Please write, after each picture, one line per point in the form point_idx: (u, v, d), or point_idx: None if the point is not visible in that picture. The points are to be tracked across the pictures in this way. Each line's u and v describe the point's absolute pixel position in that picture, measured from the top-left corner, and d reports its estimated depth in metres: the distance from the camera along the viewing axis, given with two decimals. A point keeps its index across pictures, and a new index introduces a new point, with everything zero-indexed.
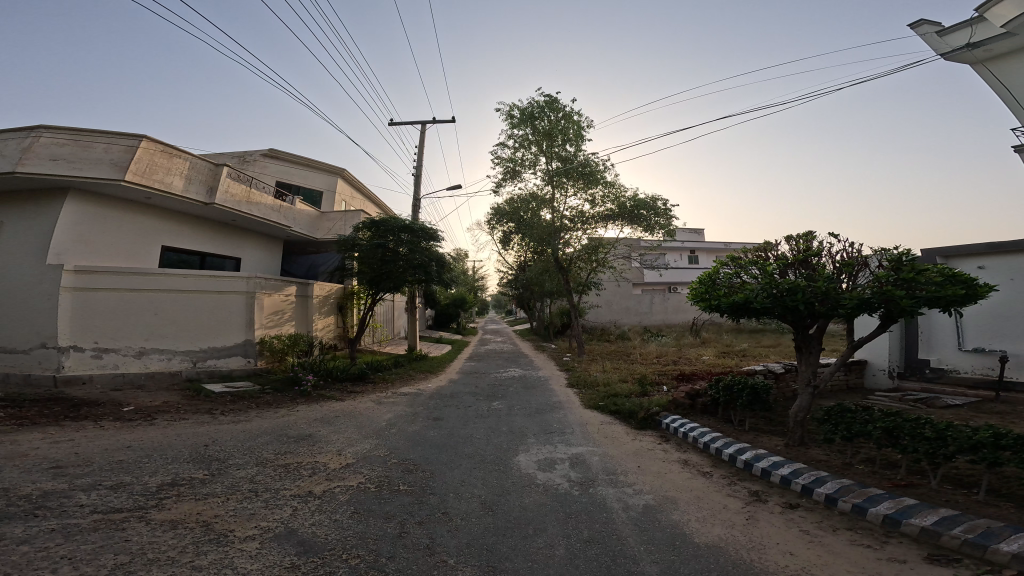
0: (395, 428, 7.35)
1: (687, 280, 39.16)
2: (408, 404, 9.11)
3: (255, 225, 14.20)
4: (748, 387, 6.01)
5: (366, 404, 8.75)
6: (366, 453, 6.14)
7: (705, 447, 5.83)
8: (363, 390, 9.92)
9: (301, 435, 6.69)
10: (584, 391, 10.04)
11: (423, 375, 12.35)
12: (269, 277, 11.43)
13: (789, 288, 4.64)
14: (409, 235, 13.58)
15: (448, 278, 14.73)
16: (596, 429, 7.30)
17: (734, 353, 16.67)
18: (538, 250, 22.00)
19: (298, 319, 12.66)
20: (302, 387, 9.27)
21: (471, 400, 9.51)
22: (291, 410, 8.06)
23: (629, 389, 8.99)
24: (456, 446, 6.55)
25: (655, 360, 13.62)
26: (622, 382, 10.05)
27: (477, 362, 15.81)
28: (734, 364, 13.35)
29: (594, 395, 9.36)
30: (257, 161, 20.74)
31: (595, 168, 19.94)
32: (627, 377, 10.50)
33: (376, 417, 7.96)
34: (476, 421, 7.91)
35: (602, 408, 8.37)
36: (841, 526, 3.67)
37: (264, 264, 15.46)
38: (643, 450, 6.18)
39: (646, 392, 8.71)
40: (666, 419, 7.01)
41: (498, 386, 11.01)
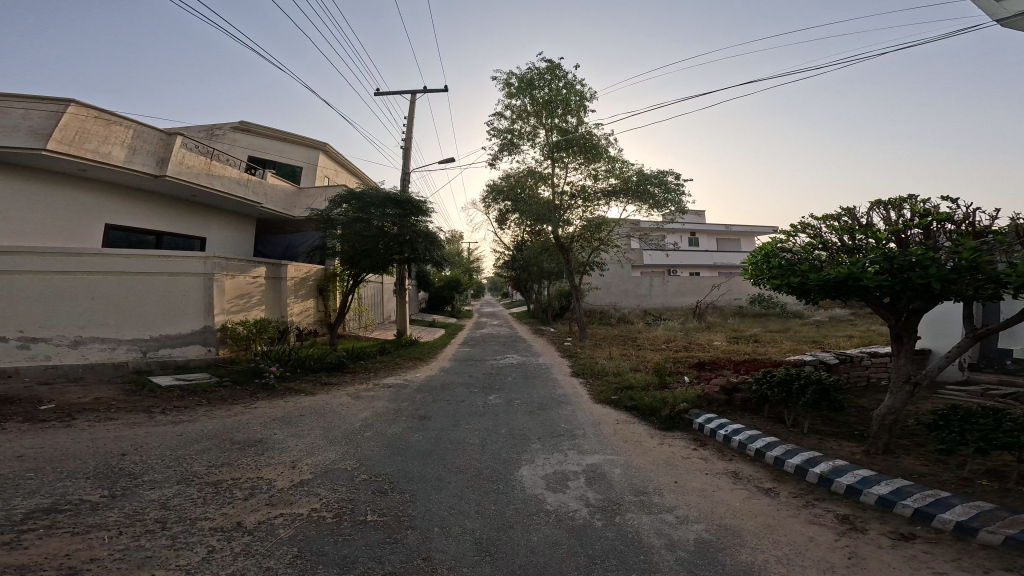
0: (372, 431, 6.16)
1: (687, 262, 38.10)
2: (391, 398, 7.92)
3: (220, 201, 12.65)
4: (813, 384, 4.86)
5: (341, 399, 7.54)
6: (329, 465, 4.95)
7: (757, 455, 4.78)
8: (341, 381, 8.72)
9: (253, 441, 5.47)
10: (591, 382, 8.93)
11: (411, 362, 11.16)
12: (232, 258, 10.02)
13: (918, 261, 3.51)
14: (394, 210, 12.04)
15: (440, 258, 13.39)
16: (611, 430, 6.17)
17: (745, 338, 15.68)
18: (536, 230, 20.62)
19: (268, 302, 11.31)
20: (265, 379, 8.03)
21: (463, 394, 8.32)
22: (248, 406, 6.83)
23: (644, 381, 7.88)
24: (447, 454, 5.41)
25: (665, 346, 12.56)
26: (633, 371, 8.95)
27: (469, 347, 14.67)
28: (751, 350, 12.32)
29: (603, 387, 8.23)
30: (226, 135, 18.82)
31: (598, 141, 18.53)
32: (639, 365, 9.42)
33: (349, 416, 6.74)
34: (469, 420, 6.74)
35: (616, 403, 7.25)
36: (999, 567, 2.77)
37: (234, 244, 13.96)
38: (676, 458, 5.08)
39: (665, 383, 7.61)
40: (698, 417, 5.91)
41: (494, 375, 9.83)
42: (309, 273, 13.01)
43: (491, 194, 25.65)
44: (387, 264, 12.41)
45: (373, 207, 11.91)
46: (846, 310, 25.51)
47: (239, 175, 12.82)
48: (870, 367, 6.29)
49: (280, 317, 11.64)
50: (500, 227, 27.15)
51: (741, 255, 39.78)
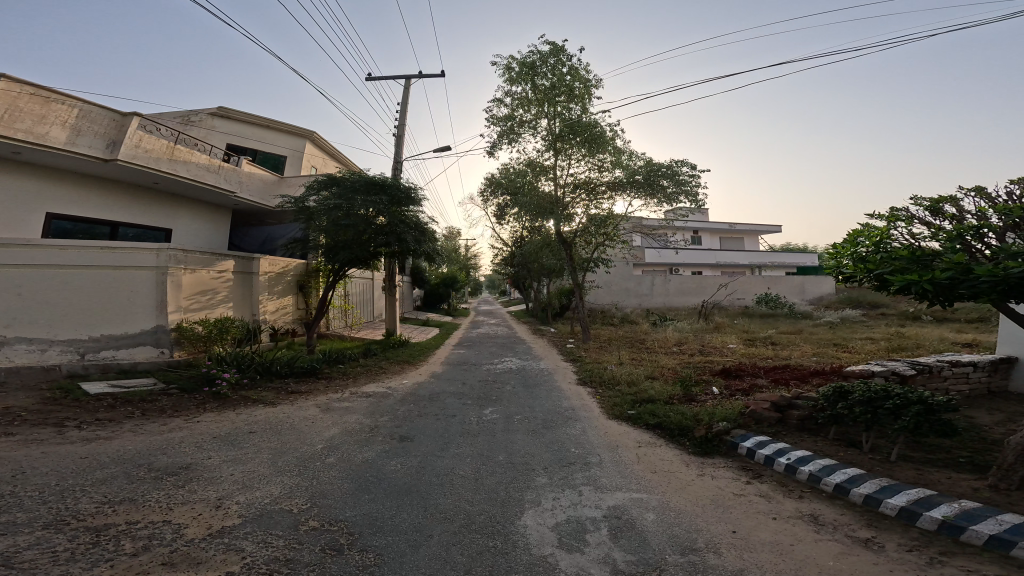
0: (338, 457, 5.01)
1: (691, 261, 37.09)
2: (368, 410, 6.78)
3: (187, 189, 11.44)
4: (914, 405, 3.75)
5: (308, 412, 6.41)
6: (268, 504, 3.87)
7: (840, 493, 3.76)
8: (311, 389, 7.55)
9: (178, 469, 4.37)
10: (601, 392, 7.82)
11: (397, 366, 9.99)
12: (193, 249, 8.83)
13: None
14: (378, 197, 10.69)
15: (432, 250, 12.11)
16: (634, 455, 5.09)
17: (761, 340, 14.63)
18: (536, 225, 19.49)
19: (235, 299, 10.07)
20: (217, 387, 6.82)
21: (452, 405, 7.19)
22: (190, 421, 5.68)
23: (667, 393, 6.78)
24: (435, 493, 4.29)
25: (678, 350, 11.50)
26: (650, 380, 7.85)
27: (463, 349, 13.49)
28: (772, 354, 11.24)
29: (616, 399, 7.12)
30: (203, 121, 17.52)
31: (604, 131, 17.40)
32: (654, 372, 8.32)
33: (313, 435, 5.60)
34: (460, 442, 5.62)
35: (635, 419, 6.16)
36: None
37: (205, 237, 12.72)
38: (726, 496, 4.01)
39: (692, 396, 6.55)
40: (745, 440, 4.83)
41: (490, 382, 8.69)
42: (285, 268, 11.76)
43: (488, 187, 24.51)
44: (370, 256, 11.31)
45: (348, 192, 10.63)
46: (857, 312, 24.54)
47: (207, 159, 11.47)
48: (951, 379, 5.38)
49: (249, 316, 10.42)
50: (497, 222, 25.99)
51: (745, 255, 38.81)
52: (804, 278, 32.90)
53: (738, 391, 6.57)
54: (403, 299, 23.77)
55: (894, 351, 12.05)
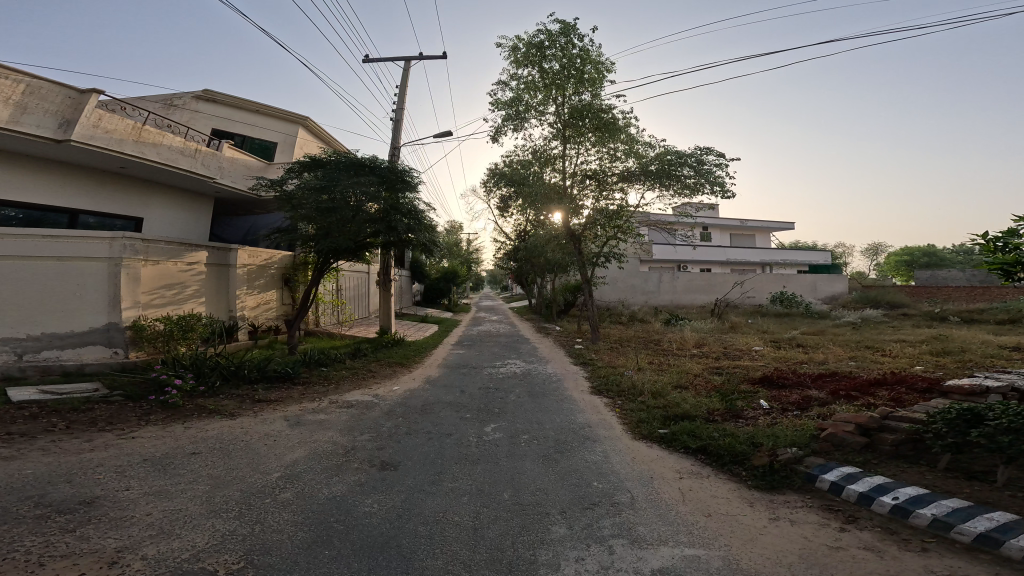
0: (308, 493, 4.02)
1: (700, 258, 35.93)
2: (350, 425, 5.79)
3: (159, 174, 10.37)
4: None
5: (276, 428, 5.41)
6: (180, 561, 2.86)
7: (986, 544, 2.86)
8: (285, 397, 6.55)
9: (76, 504, 3.39)
10: (623, 403, 6.81)
11: (391, 368, 9.01)
12: (157, 239, 7.81)
13: None
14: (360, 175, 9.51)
15: (430, 240, 10.84)
16: (678, 490, 4.11)
17: (784, 342, 13.59)
18: (542, 217, 18.39)
19: (209, 294, 9.03)
20: (166, 395, 5.82)
21: (450, 419, 6.19)
22: (122, 436, 4.72)
23: (704, 409, 5.77)
24: (430, 547, 3.29)
25: (700, 352, 10.49)
26: (678, 390, 6.83)
27: (463, 349, 12.50)
28: (805, 359, 10.19)
29: (641, 414, 6.11)
30: (187, 105, 16.35)
31: (616, 117, 16.21)
32: (682, 381, 7.30)
33: (277, 460, 4.61)
34: (462, 472, 4.63)
35: (670, 440, 5.17)
36: None
37: (182, 227, 11.66)
38: (819, 551, 3.07)
39: (737, 412, 5.57)
40: (826, 472, 3.92)
41: (492, 389, 7.67)
42: (269, 260, 10.72)
43: (491, 178, 23.33)
44: (356, 246, 10.11)
45: (331, 171, 9.49)
46: (879, 312, 23.39)
47: (181, 142, 10.34)
48: None
49: (223, 313, 9.35)
50: (500, 215, 24.86)
51: (756, 252, 37.58)
52: (817, 277, 31.77)
53: (791, 408, 5.55)
54: (400, 293, 22.67)
55: (939, 355, 10.97)
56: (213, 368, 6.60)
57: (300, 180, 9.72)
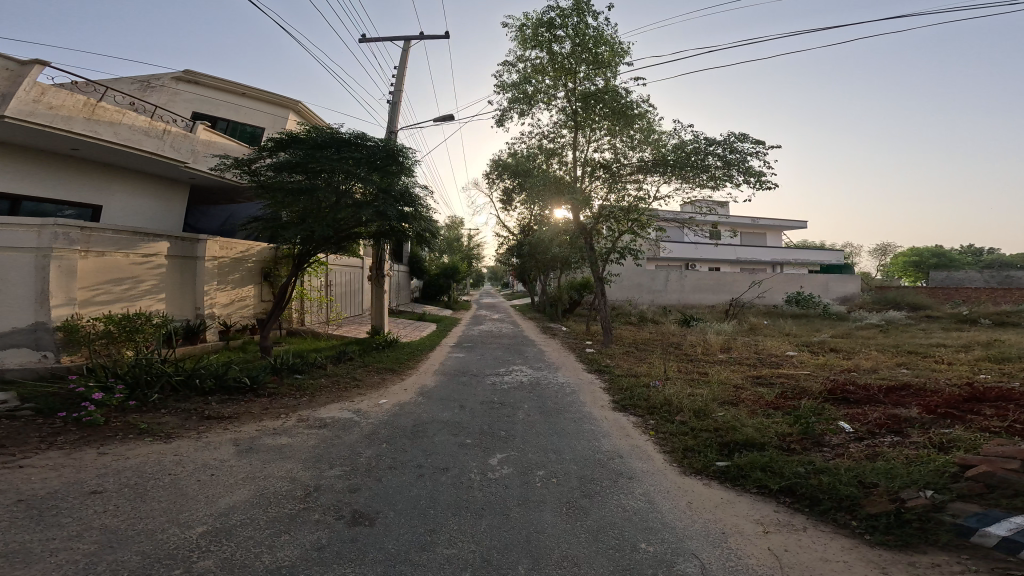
0: (274, 552, 2.98)
1: (709, 256, 34.71)
2: (326, 452, 4.69)
3: (119, 157, 9.12)
4: None
5: (225, 458, 4.26)
6: None
7: None
8: (242, 414, 5.36)
9: None
10: (660, 422, 5.71)
11: (383, 374, 7.90)
12: (104, 229, 6.64)
13: None
14: (343, 155, 7.95)
15: (427, 230, 9.50)
16: (769, 549, 3.12)
17: (816, 346, 12.47)
18: (548, 211, 17.18)
19: (171, 291, 7.83)
20: (82, 412, 4.65)
21: (459, 441, 5.16)
22: (4, 466, 3.63)
23: (772, 433, 4.79)
24: None
25: (731, 359, 9.38)
26: (726, 409, 5.74)
27: (466, 351, 11.42)
28: (850, 366, 9.13)
29: (688, 440, 5.03)
30: (167, 87, 15.06)
31: (632, 103, 14.94)
32: (727, 397, 6.23)
33: (222, 505, 3.49)
34: (478, 524, 3.53)
35: (738, 477, 4.16)
36: None
37: (151, 216, 10.45)
38: None
39: (816, 440, 4.56)
40: (989, 525, 2.92)
41: (499, 403, 6.54)
42: (246, 252, 9.51)
43: (495, 170, 22.07)
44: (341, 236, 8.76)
45: (306, 148, 7.98)
46: (904, 315, 22.17)
47: (146, 122, 9.07)
48: None
49: (182, 315, 8.05)
50: (503, 208, 23.64)
51: (767, 251, 36.34)
52: (830, 277, 30.64)
53: (882, 431, 4.65)
54: (396, 289, 21.42)
55: (996, 362, 9.90)
56: (152, 377, 5.43)
57: (271, 158, 8.27)
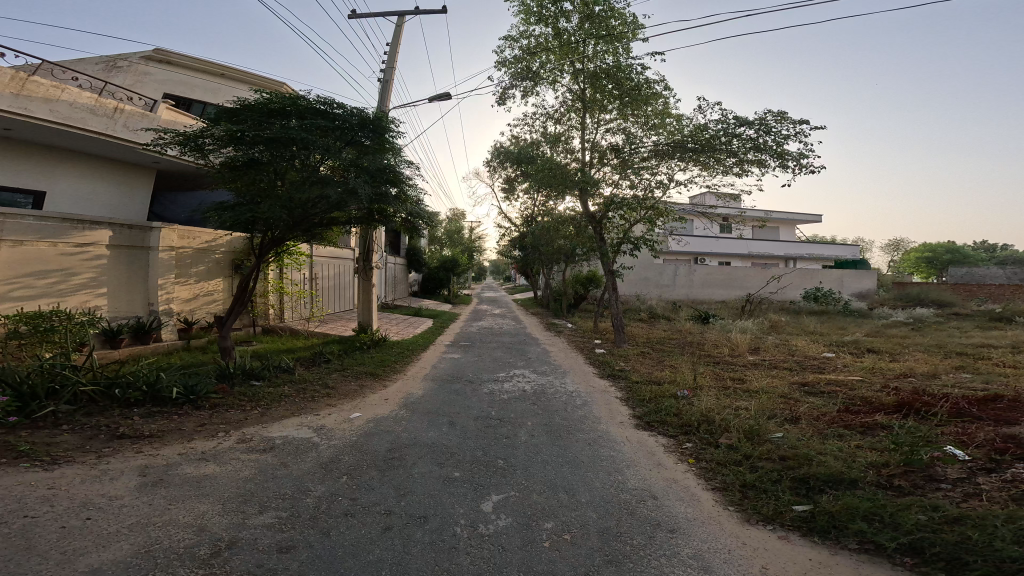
0: None
1: (720, 251, 33.44)
2: (273, 493, 3.60)
3: (62, 138, 7.96)
4: None
5: (127, 505, 3.23)
6: None
7: None
8: (168, 432, 4.36)
9: None
10: (701, 446, 4.59)
11: (364, 379, 6.81)
12: (23, 213, 5.76)
13: None
14: (307, 120, 6.58)
15: (419, 212, 8.25)
16: None
17: (851, 346, 11.29)
18: (553, 200, 15.94)
19: (114, 287, 6.74)
20: None
21: (457, 474, 4.08)
22: None
23: (860, 463, 3.74)
24: None
25: (764, 362, 8.21)
26: (785, 429, 4.65)
27: (464, 350, 10.34)
28: (903, 371, 7.98)
29: (744, 472, 3.92)
30: (135, 67, 13.73)
31: (645, 81, 13.62)
32: (782, 413, 5.15)
33: (108, 570, 2.55)
34: None
35: (830, 526, 3.08)
36: None
37: (111, 204, 9.32)
38: None
39: (926, 475, 3.46)
40: None
41: (498, 419, 5.41)
42: (210, 242, 8.27)
43: (496, 157, 20.78)
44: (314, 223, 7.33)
45: (259, 116, 6.44)
46: (932, 312, 20.86)
47: (91, 99, 7.90)
48: None
49: (126, 314, 6.90)
50: (504, 199, 22.38)
51: (779, 244, 34.96)
52: (847, 271, 29.27)
53: (1010, 460, 3.58)
54: (392, 283, 20.29)
55: None
56: (57, 392, 4.40)
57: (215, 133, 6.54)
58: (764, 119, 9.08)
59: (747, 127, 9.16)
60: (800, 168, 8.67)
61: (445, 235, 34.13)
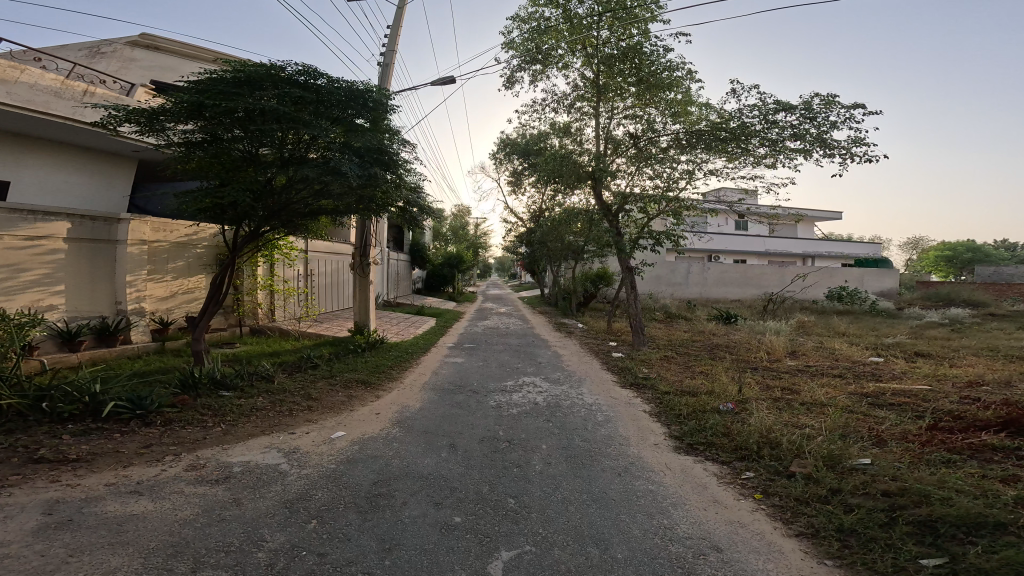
0: None
1: (735, 248, 32.18)
2: (221, 544, 2.76)
3: (25, 123, 7.21)
4: None
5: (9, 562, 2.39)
6: None
7: None
8: (101, 455, 3.59)
9: None
10: (766, 477, 3.71)
11: (354, 388, 5.98)
12: None
13: None
14: (281, 92, 5.71)
15: (417, 199, 7.40)
16: None
17: (895, 349, 10.24)
18: (563, 194, 14.98)
19: (72, 285, 5.97)
20: None
21: (460, 519, 3.20)
22: None
23: (1002, 499, 2.97)
24: None
25: (809, 369, 7.23)
26: (874, 454, 3.80)
27: (468, 353, 9.48)
28: (971, 379, 6.96)
29: (838, 513, 3.11)
30: (119, 52, 13.02)
31: (664, 65, 12.51)
32: (862, 431, 4.29)
33: None
34: None
35: None
36: None
37: (83, 196, 8.56)
38: None
39: None
40: None
41: (508, 441, 4.53)
42: (188, 235, 7.44)
43: (503, 150, 19.84)
44: (303, 212, 6.53)
45: (224, 89, 5.52)
46: (968, 313, 19.52)
47: (56, 81, 7.24)
48: None
49: (88, 314, 6.13)
50: (511, 193, 21.44)
51: (797, 241, 33.56)
52: (870, 270, 27.89)
53: None
54: (394, 280, 19.51)
55: None
56: None
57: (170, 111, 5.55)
58: (808, 104, 8.03)
59: (789, 113, 8.11)
60: (851, 157, 7.59)
61: (450, 231, 33.37)
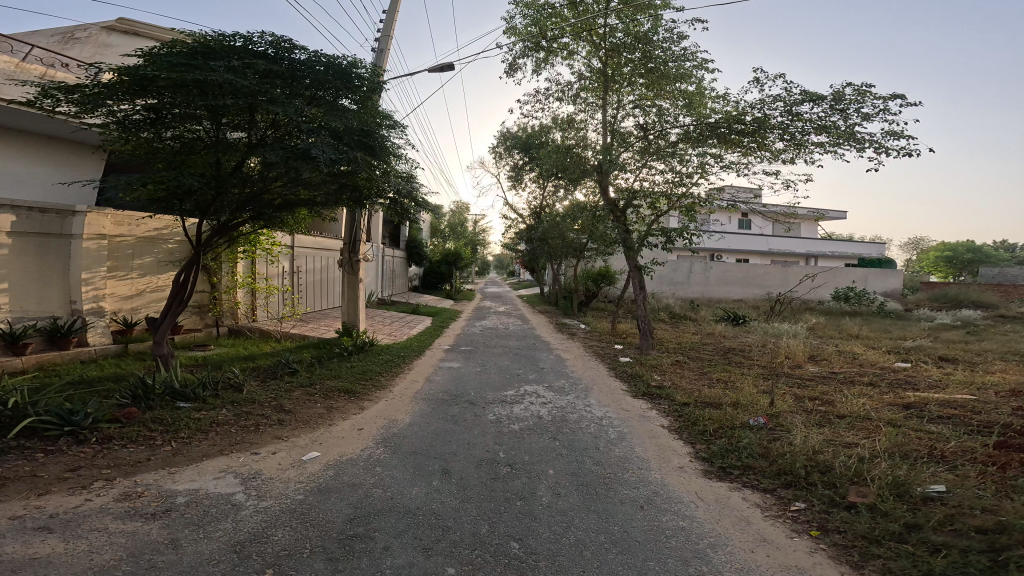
0: None
1: (738, 247, 31.61)
2: None
3: None
4: None
5: None
6: None
7: None
8: (14, 482, 2.97)
9: None
10: (821, 510, 3.08)
11: (336, 398, 5.34)
12: None
13: None
14: (246, 63, 5.02)
15: (410, 187, 6.70)
16: None
17: (918, 353, 9.66)
18: (566, 189, 14.32)
19: (17, 281, 5.31)
20: None
21: (453, 573, 2.54)
22: None
23: None
24: None
25: (837, 377, 6.63)
26: (949, 482, 3.16)
27: (465, 356, 8.82)
28: (1014, 387, 6.37)
29: (923, 556, 2.48)
30: (94, 38, 12.27)
31: (674, 54, 11.89)
32: (925, 452, 3.66)
33: None
34: None
35: None
36: None
37: (47, 189, 7.95)
38: None
39: None
40: None
41: (509, 466, 3.87)
42: (154, 229, 6.77)
43: (503, 144, 19.15)
44: (280, 201, 5.84)
45: (177, 62, 4.81)
46: (980, 314, 19.00)
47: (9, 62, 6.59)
48: None
49: (35, 313, 5.47)
50: (511, 189, 20.78)
51: (800, 241, 33.00)
52: (876, 270, 27.39)
53: None
54: (389, 279, 18.81)
55: None
56: None
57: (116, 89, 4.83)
58: (839, 94, 7.39)
59: (817, 104, 7.49)
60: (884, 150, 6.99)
61: (448, 229, 32.63)
